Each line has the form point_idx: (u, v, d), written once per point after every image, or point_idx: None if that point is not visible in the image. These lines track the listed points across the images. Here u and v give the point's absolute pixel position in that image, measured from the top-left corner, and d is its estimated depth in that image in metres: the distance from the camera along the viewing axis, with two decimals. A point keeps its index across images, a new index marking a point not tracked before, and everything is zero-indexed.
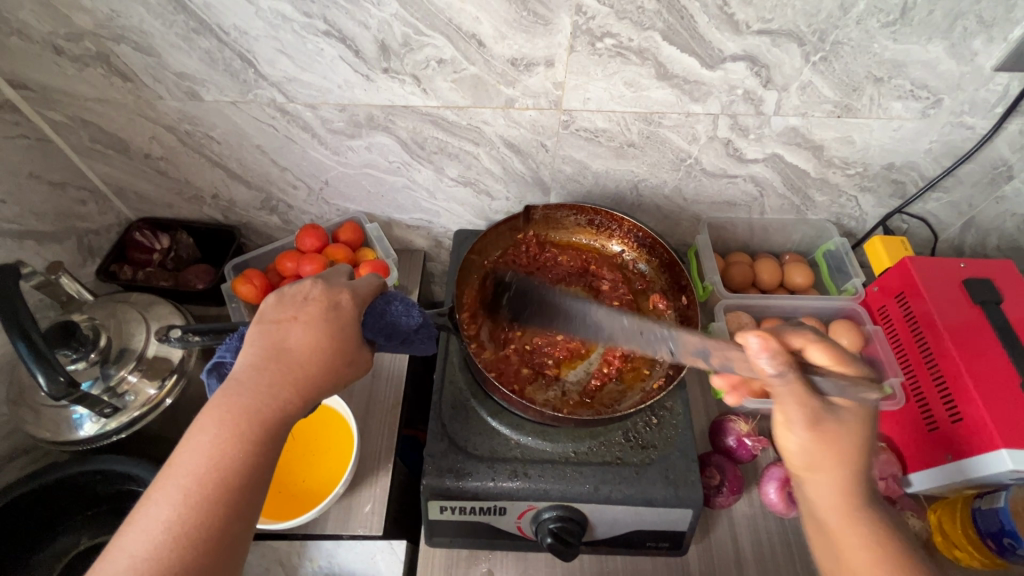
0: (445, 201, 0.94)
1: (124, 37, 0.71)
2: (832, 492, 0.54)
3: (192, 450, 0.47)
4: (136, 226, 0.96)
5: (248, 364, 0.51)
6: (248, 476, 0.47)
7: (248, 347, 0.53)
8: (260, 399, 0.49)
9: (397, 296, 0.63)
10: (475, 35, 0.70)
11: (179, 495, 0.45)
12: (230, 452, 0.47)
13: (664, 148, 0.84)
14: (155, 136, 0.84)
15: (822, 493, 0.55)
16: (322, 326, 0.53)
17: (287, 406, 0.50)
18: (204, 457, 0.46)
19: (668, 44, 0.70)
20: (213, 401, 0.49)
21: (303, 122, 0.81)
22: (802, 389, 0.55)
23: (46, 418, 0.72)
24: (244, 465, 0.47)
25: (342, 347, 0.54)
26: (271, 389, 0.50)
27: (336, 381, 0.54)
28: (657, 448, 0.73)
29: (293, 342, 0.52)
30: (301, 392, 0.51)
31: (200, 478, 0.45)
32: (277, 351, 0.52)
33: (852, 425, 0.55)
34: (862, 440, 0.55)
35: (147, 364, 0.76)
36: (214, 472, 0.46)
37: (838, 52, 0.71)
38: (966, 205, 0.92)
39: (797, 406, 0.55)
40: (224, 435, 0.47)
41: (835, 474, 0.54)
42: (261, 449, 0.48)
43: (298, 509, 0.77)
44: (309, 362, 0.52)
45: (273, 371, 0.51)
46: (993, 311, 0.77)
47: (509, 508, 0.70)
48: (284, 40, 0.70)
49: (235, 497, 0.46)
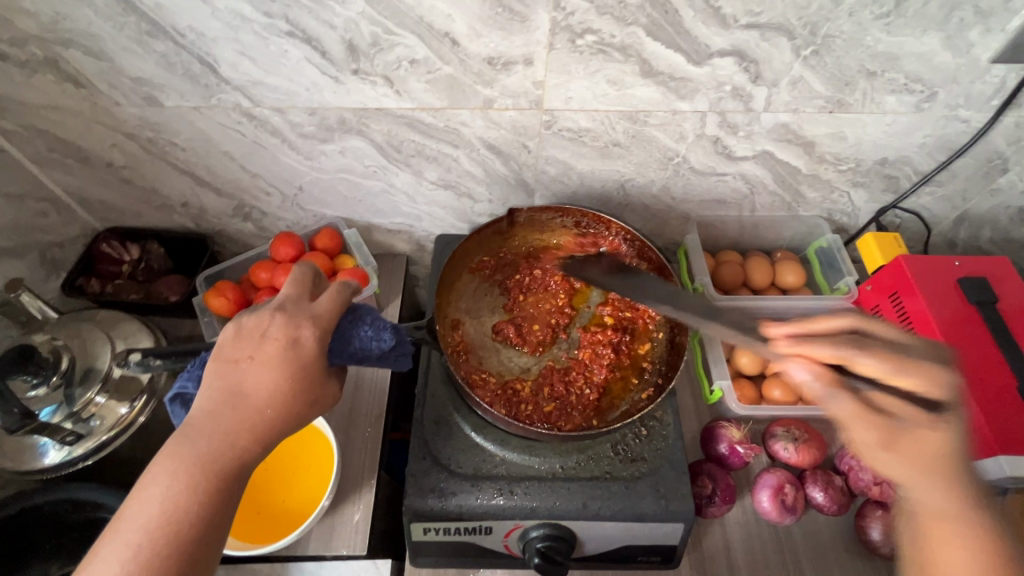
0: (425, 205, 0.90)
1: (72, 41, 0.66)
2: (937, 487, 0.51)
3: (145, 503, 0.46)
4: (102, 236, 0.92)
5: (202, 410, 0.49)
6: (202, 528, 0.46)
7: (205, 387, 0.51)
8: (216, 448, 0.48)
9: (368, 318, 0.58)
10: (448, 33, 0.66)
11: (129, 552, 0.44)
12: (185, 504, 0.46)
13: (651, 147, 0.81)
14: (116, 144, 0.80)
15: (925, 492, 0.51)
16: (280, 367, 0.51)
17: (245, 454, 0.49)
18: (156, 510, 0.45)
19: (652, 40, 0.67)
20: (167, 449, 0.48)
21: (272, 127, 0.77)
22: (859, 408, 0.53)
23: (9, 446, 0.69)
24: (199, 517, 0.46)
25: (303, 388, 0.52)
26: (227, 437, 0.48)
27: (298, 423, 0.52)
28: (646, 461, 0.71)
29: (250, 385, 0.50)
30: (259, 437, 0.50)
31: (152, 534, 0.44)
32: (233, 396, 0.50)
33: (932, 440, 0.52)
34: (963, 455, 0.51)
35: (115, 384, 0.73)
36: (168, 526, 0.45)
37: (830, 46, 0.68)
38: (960, 198, 0.90)
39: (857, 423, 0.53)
40: (178, 486, 0.46)
41: (928, 487, 0.51)
42: (216, 500, 0.47)
43: (276, 532, 0.74)
44: (267, 408, 0.50)
45: (230, 418, 0.49)
46: (989, 310, 0.75)
47: (495, 528, 0.68)
48: (244, 42, 0.66)
49: (188, 552, 0.45)
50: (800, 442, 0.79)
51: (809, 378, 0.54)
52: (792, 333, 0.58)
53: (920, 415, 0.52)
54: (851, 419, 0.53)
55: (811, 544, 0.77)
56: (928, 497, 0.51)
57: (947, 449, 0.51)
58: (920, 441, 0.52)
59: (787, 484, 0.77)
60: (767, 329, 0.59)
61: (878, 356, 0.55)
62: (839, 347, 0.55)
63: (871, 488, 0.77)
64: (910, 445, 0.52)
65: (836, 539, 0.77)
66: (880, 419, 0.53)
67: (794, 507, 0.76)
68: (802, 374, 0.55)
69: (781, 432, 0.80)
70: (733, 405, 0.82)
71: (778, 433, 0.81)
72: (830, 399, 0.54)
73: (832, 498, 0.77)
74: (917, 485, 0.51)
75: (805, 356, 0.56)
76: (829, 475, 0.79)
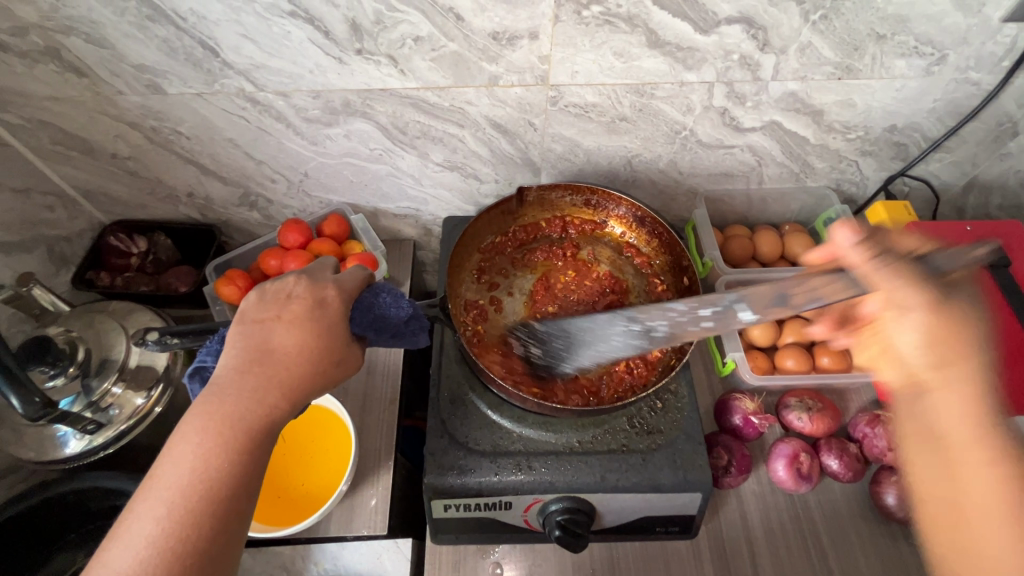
0: (432, 187, 0.90)
1: (72, 29, 0.65)
2: (959, 402, 0.51)
3: (175, 462, 0.45)
4: (109, 231, 0.92)
5: (229, 368, 0.49)
6: (233, 485, 0.46)
7: (229, 349, 0.51)
8: (243, 405, 0.48)
9: (386, 288, 0.60)
10: (452, 8, 0.65)
11: (163, 510, 0.43)
12: (214, 461, 0.45)
13: (658, 121, 0.80)
14: (120, 135, 0.79)
15: (949, 403, 0.52)
16: (307, 324, 0.52)
17: (273, 411, 0.49)
18: (186, 468, 0.45)
19: (659, 9, 0.66)
20: (195, 407, 0.47)
21: (275, 112, 0.76)
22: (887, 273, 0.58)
23: (29, 437, 0.70)
24: (230, 474, 0.45)
25: (329, 347, 0.52)
26: (254, 395, 0.48)
27: (323, 384, 0.52)
28: (663, 433, 0.71)
29: (277, 342, 0.50)
30: (286, 395, 0.49)
31: (185, 491, 0.44)
32: (260, 353, 0.50)
33: (950, 319, 0.54)
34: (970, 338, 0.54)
35: (131, 374, 0.73)
36: (199, 482, 0.44)
37: (839, 9, 0.67)
38: (970, 163, 0.89)
39: (912, 291, 0.56)
40: (208, 443, 0.46)
41: (951, 392, 0.52)
42: (246, 457, 0.47)
43: (298, 514, 0.75)
44: (294, 363, 0.50)
45: (257, 374, 0.49)
46: (1003, 274, 0.74)
47: (515, 502, 0.68)
48: (246, 24, 0.66)
49: (221, 509, 0.44)
50: (814, 412, 0.80)
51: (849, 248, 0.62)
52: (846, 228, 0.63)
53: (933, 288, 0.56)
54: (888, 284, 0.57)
55: (826, 510, 0.78)
56: (949, 410, 0.52)
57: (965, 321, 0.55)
58: (948, 318, 0.54)
59: (802, 453, 0.78)
60: (832, 234, 0.64)
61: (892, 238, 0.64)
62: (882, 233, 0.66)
63: (887, 455, 0.78)
64: (936, 331, 0.54)
65: (851, 504, 0.78)
66: (921, 274, 0.57)
67: (809, 475, 0.77)
68: (847, 235, 0.63)
69: (795, 403, 0.81)
70: (747, 376, 0.82)
71: (791, 403, 0.81)
72: (911, 313, 0.55)
73: (847, 466, 0.77)
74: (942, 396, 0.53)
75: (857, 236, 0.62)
76: (844, 442, 0.79)
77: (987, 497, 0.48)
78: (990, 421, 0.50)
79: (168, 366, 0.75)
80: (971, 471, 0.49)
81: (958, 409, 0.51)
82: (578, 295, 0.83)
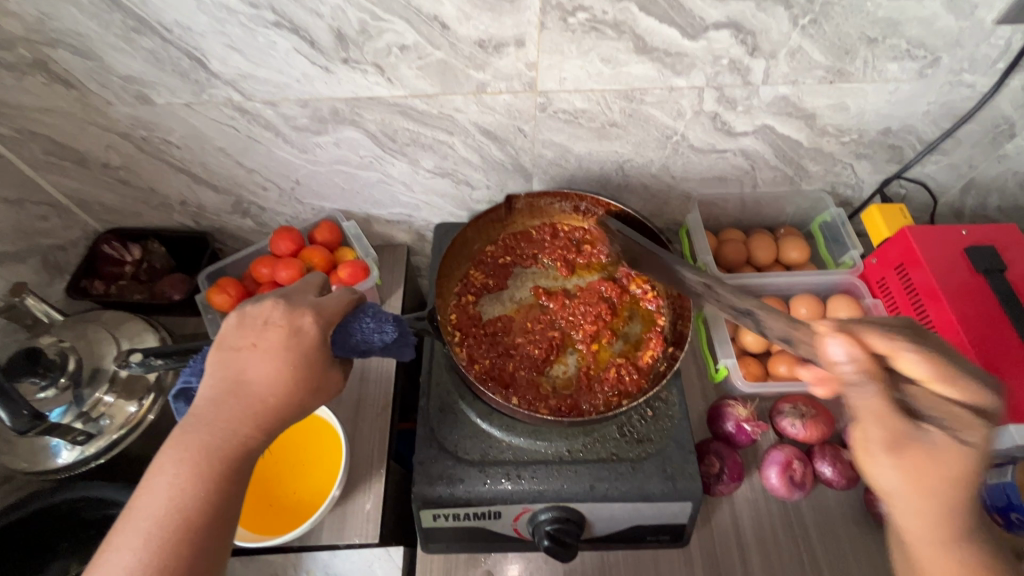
0: (423, 193, 0.90)
1: (59, 41, 0.66)
2: (924, 524, 0.45)
3: (153, 492, 0.46)
4: (103, 238, 0.92)
5: (206, 397, 0.50)
6: (210, 514, 0.46)
7: (207, 377, 0.51)
8: (219, 435, 0.48)
9: (369, 311, 0.59)
10: (437, 17, 0.65)
11: (140, 541, 0.44)
12: (190, 492, 0.46)
13: (649, 126, 0.80)
14: (111, 145, 0.79)
15: (912, 525, 0.46)
16: (283, 354, 0.51)
17: (248, 440, 0.49)
18: (163, 498, 0.45)
19: (645, 15, 0.65)
20: (173, 438, 0.48)
21: (265, 121, 0.76)
22: (882, 401, 0.45)
23: (22, 448, 0.71)
24: (205, 504, 0.46)
25: (305, 375, 0.52)
26: (230, 425, 0.49)
27: (301, 411, 0.52)
28: (652, 442, 0.71)
29: (252, 372, 0.51)
30: (261, 423, 0.50)
31: (161, 522, 0.45)
32: (235, 383, 0.50)
33: (955, 468, 0.44)
34: (966, 480, 0.44)
35: (122, 384, 0.74)
36: (177, 513, 0.45)
37: (829, 13, 0.66)
38: (967, 165, 0.88)
39: (877, 423, 0.45)
40: (184, 474, 0.46)
41: (925, 516, 0.45)
42: (222, 486, 0.47)
43: (289, 522, 0.75)
44: (269, 394, 0.50)
45: (232, 405, 0.49)
46: (997, 280, 0.73)
47: (504, 512, 0.68)
48: (232, 35, 0.66)
49: (198, 539, 0.45)
50: (807, 418, 0.79)
51: (846, 360, 0.47)
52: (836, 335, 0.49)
53: (905, 431, 0.45)
54: (867, 405, 0.46)
55: (819, 517, 0.77)
56: (913, 529, 0.46)
57: (933, 460, 0.44)
58: (938, 459, 0.44)
59: (795, 460, 0.77)
60: (824, 344, 0.49)
61: (924, 355, 0.47)
62: (886, 340, 0.48)
63: None
64: (921, 462, 0.44)
65: (845, 511, 0.77)
66: (901, 423, 0.45)
67: (802, 483, 0.76)
68: (836, 350, 0.48)
69: (788, 409, 0.80)
70: (738, 382, 0.81)
71: (785, 410, 0.81)
72: (879, 456, 0.45)
73: (840, 473, 0.77)
74: (903, 516, 0.46)
75: (853, 355, 0.47)
76: (838, 449, 0.79)
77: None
78: (968, 558, 0.44)
79: (161, 373, 0.76)
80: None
81: (911, 533, 0.46)
82: (572, 304, 0.83)
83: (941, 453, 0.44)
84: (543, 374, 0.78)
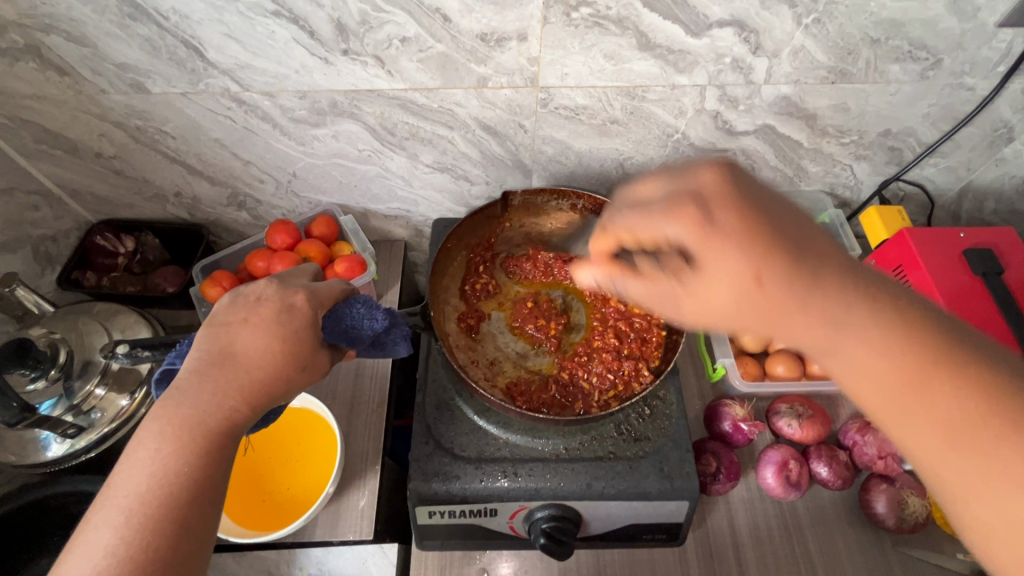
0: (422, 188, 0.89)
1: (52, 27, 0.64)
2: (854, 342, 0.43)
3: (133, 469, 0.44)
4: (96, 230, 0.91)
5: (191, 370, 0.48)
6: (196, 490, 0.45)
7: (194, 350, 0.50)
8: (203, 408, 0.47)
9: (361, 299, 0.59)
10: (439, 9, 0.64)
11: (122, 517, 0.42)
12: (173, 466, 0.44)
13: (649, 123, 0.79)
14: (104, 134, 0.78)
15: (850, 350, 0.43)
16: (273, 329, 0.51)
17: (234, 414, 0.48)
18: (145, 473, 0.44)
19: (649, 11, 0.65)
20: (154, 415, 0.46)
21: (262, 112, 0.75)
22: (643, 291, 0.50)
23: (10, 440, 0.69)
24: (189, 479, 0.45)
25: (293, 351, 0.51)
26: (215, 397, 0.47)
27: (288, 389, 0.51)
28: (650, 440, 0.71)
29: (241, 345, 0.50)
30: (248, 397, 0.48)
31: (144, 499, 0.43)
32: (222, 357, 0.49)
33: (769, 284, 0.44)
34: (799, 290, 0.43)
35: (113, 377, 0.73)
36: (160, 486, 0.44)
37: (832, 12, 0.66)
38: (965, 168, 0.88)
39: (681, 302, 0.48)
40: (167, 447, 0.45)
41: (831, 337, 0.43)
42: (207, 461, 0.46)
43: (282, 519, 0.74)
44: (256, 367, 0.49)
45: (218, 377, 0.48)
46: (994, 282, 0.73)
47: (500, 509, 0.67)
48: (230, 23, 0.65)
49: (182, 514, 0.44)
50: (804, 418, 0.79)
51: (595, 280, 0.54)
52: (601, 275, 0.53)
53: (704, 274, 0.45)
54: (650, 300, 0.50)
55: (814, 517, 0.77)
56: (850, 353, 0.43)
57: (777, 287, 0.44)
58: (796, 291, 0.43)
59: (791, 460, 0.77)
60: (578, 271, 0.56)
61: (626, 227, 0.49)
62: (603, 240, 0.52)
63: (876, 462, 0.78)
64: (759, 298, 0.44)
65: (839, 511, 0.78)
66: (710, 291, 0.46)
67: (798, 483, 0.76)
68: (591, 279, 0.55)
69: (784, 409, 0.81)
70: (736, 381, 0.83)
71: (781, 410, 0.81)
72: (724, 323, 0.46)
73: (836, 474, 0.77)
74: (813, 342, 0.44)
75: (602, 272, 0.53)
76: (833, 450, 0.79)
77: (916, 438, 0.41)
78: (895, 348, 0.42)
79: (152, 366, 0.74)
80: (892, 416, 0.42)
81: (835, 355, 0.44)
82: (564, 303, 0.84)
83: (749, 282, 0.44)
84: (536, 373, 0.78)
